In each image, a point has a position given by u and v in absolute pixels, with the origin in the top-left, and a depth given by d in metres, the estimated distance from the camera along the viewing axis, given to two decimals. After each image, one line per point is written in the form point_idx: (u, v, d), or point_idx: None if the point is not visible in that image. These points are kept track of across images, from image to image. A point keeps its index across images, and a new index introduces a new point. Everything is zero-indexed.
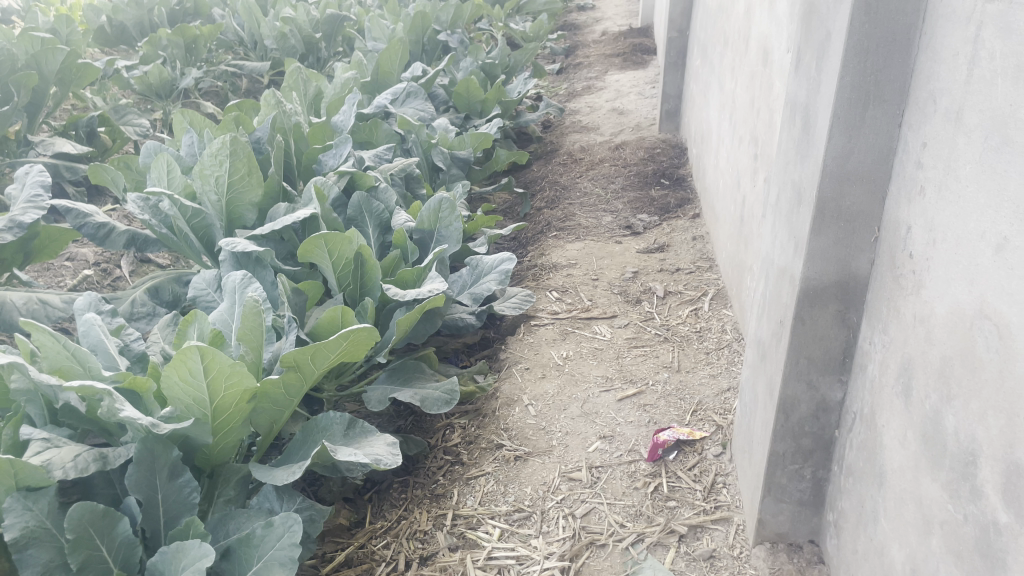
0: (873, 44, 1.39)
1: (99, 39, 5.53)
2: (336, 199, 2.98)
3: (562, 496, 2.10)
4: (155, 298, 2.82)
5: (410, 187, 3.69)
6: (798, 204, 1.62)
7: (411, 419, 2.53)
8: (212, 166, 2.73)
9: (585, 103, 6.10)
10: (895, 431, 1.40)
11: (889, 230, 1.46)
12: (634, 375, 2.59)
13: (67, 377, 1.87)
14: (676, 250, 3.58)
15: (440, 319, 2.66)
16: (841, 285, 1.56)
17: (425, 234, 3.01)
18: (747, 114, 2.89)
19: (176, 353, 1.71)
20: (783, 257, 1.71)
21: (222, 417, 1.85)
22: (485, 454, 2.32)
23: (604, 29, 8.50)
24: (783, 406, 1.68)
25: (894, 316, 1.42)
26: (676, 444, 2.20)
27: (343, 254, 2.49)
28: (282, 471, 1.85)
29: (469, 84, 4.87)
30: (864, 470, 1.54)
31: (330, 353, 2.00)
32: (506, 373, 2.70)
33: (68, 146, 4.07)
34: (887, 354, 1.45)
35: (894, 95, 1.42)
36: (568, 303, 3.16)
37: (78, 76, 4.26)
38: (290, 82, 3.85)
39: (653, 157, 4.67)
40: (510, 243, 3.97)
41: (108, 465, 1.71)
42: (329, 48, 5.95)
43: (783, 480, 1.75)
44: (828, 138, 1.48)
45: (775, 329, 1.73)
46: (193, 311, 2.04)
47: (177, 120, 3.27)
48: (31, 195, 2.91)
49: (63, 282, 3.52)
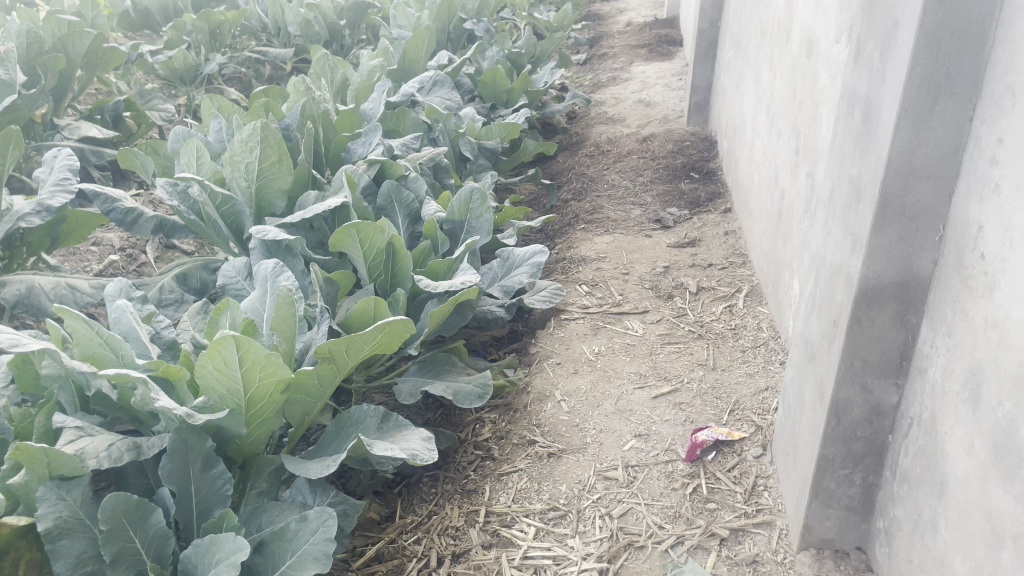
0: (946, 34, 1.33)
1: (124, 23, 5.52)
2: (366, 188, 2.94)
3: (598, 495, 2.06)
4: (183, 285, 2.79)
5: (438, 176, 3.64)
6: (857, 200, 1.56)
7: (440, 413, 2.49)
8: (242, 152, 2.69)
9: (611, 94, 6.03)
10: (961, 439, 1.34)
11: (956, 229, 1.41)
12: (669, 373, 2.54)
13: (99, 364, 1.84)
14: (708, 244, 3.52)
15: (471, 311, 2.61)
16: (901, 285, 1.50)
17: (455, 225, 2.97)
18: (787, 107, 2.83)
19: (211, 342, 1.68)
20: (838, 255, 1.65)
21: (255, 408, 1.81)
22: (517, 450, 2.28)
23: (629, 19, 8.41)
24: (835, 410, 1.62)
25: (961, 319, 1.37)
26: (715, 445, 2.14)
27: (375, 244, 2.45)
28: (316, 464, 1.81)
29: (496, 73, 4.81)
30: (921, 478, 1.48)
31: (365, 344, 1.96)
32: (536, 368, 2.65)
33: (94, 130, 4.05)
34: (952, 359, 1.39)
35: (966, 88, 1.36)
36: (598, 297, 3.11)
37: (104, 61, 4.25)
38: (318, 69, 3.81)
39: (682, 150, 4.60)
40: (537, 235, 3.92)
41: (142, 455, 1.68)
42: (353, 36, 5.91)
43: (831, 485, 1.69)
44: (894, 132, 1.41)
45: (827, 329, 1.68)
46: (226, 299, 2.01)
47: (205, 106, 3.24)
48: (59, 178, 2.88)
49: (88, 267, 3.50)
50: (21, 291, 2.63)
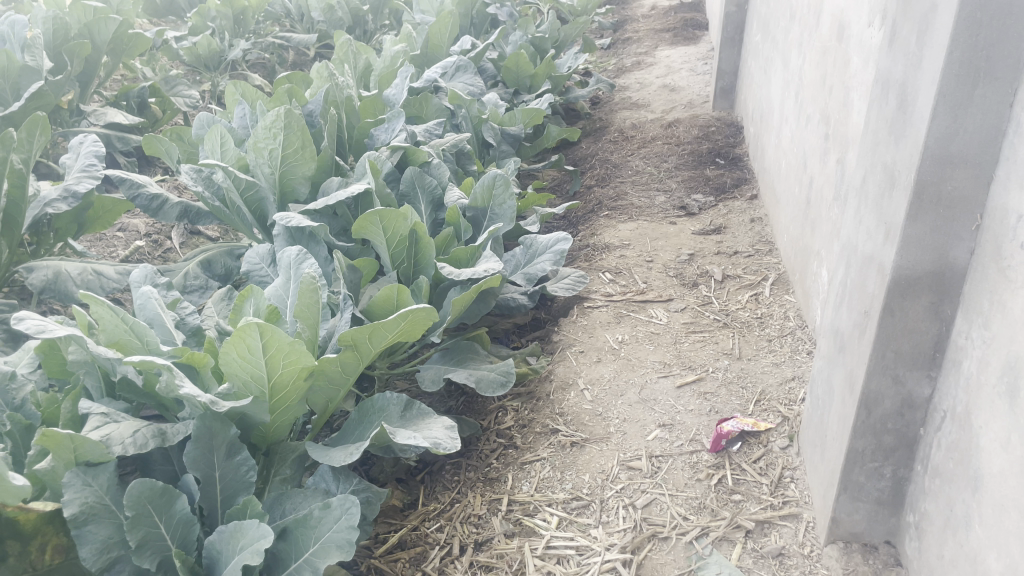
0: (987, 16, 1.29)
1: (149, 10, 5.57)
2: (388, 174, 2.93)
3: (622, 485, 2.04)
4: (207, 271, 2.80)
5: (461, 163, 3.62)
6: (891, 188, 1.52)
7: (462, 400, 2.49)
8: (265, 139, 2.69)
9: (635, 79, 5.97)
10: (996, 433, 1.31)
11: (994, 218, 1.37)
12: (693, 362, 2.51)
13: (125, 350, 1.86)
14: (733, 232, 3.47)
15: (494, 299, 2.59)
16: (936, 275, 1.47)
17: (478, 212, 2.95)
18: (816, 92, 2.77)
19: (235, 329, 1.68)
20: (869, 244, 1.61)
21: (279, 395, 1.82)
22: (540, 439, 2.27)
23: (653, 2, 8.31)
24: (866, 401, 1.59)
25: (999, 310, 1.33)
26: (740, 436, 2.12)
27: (398, 231, 2.44)
28: (339, 452, 1.81)
29: (519, 58, 4.78)
30: (955, 473, 1.45)
31: (388, 332, 1.95)
32: (559, 356, 2.63)
33: (120, 117, 4.09)
34: (989, 352, 1.35)
35: (1007, 71, 1.31)
36: (621, 285, 3.08)
37: (129, 47, 4.31)
38: (341, 54, 3.79)
39: (707, 136, 4.54)
40: (560, 222, 3.90)
41: (167, 442, 1.68)
42: (376, 21, 5.89)
43: (861, 479, 1.67)
44: (930, 118, 1.37)
45: (859, 319, 1.64)
46: (249, 286, 2.01)
47: (229, 92, 3.25)
48: (86, 164, 2.91)
49: (115, 253, 3.54)
50: (49, 277, 2.65)
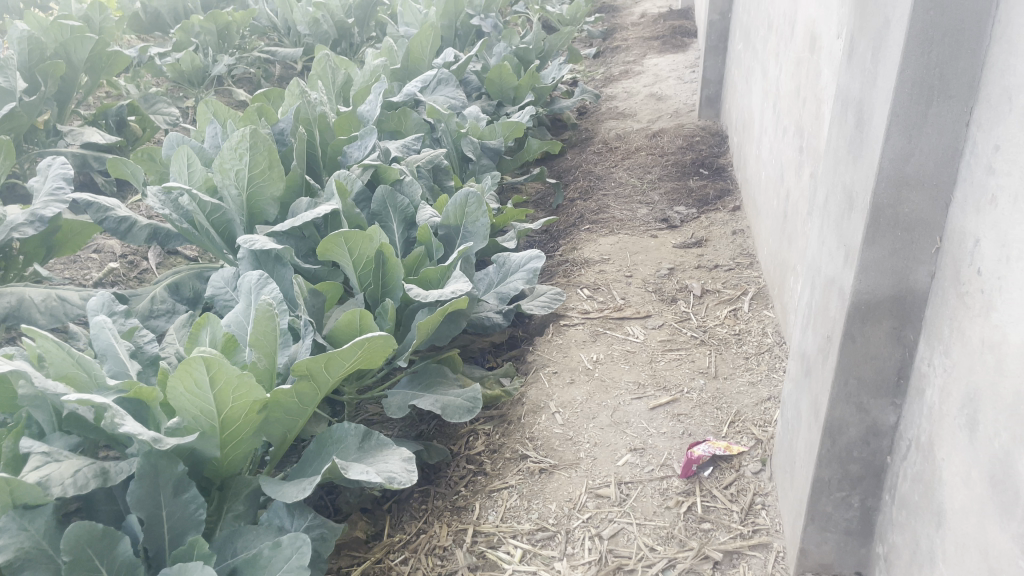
0: (939, 33, 1.24)
1: (133, 25, 5.55)
2: (359, 194, 2.88)
3: (588, 514, 1.98)
4: (175, 295, 2.74)
5: (438, 178, 3.56)
6: (850, 209, 1.47)
7: (434, 424, 2.44)
8: (232, 159, 2.64)
9: (623, 88, 5.93)
10: (958, 468, 1.25)
11: (953, 242, 1.31)
12: (668, 382, 2.46)
13: (74, 384, 1.81)
14: (714, 245, 3.42)
15: (465, 320, 2.54)
16: (897, 299, 1.41)
17: (451, 230, 2.89)
18: (791, 104, 2.72)
19: (181, 362, 1.64)
20: (831, 266, 1.56)
21: (230, 429, 1.76)
22: (509, 465, 2.21)
23: (643, 10, 8.28)
24: (830, 430, 1.54)
25: (958, 337, 1.27)
26: (711, 460, 2.07)
27: (364, 253, 2.39)
28: (292, 487, 1.75)
29: (502, 69, 4.73)
30: (921, 506, 1.39)
31: (345, 361, 1.89)
32: (532, 378, 2.58)
33: (97, 136, 4.04)
34: (949, 381, 1.30)
35: (962, 89, 1.26)
36: (599, 302, 3.03)
37: (109, 65, 4.28)
38: (318, 70, 3.74)
39: (692, 146, 4.49)
40: (542, 235, 3.84)
41: (109, 481, 1.63)
42: (363, 34, 5.83)
43: (828, 508, 1.61)
44: (884, 139, 1.32)
45: (822, 343, 1.59)
46: (206, 313, 1.96)
47: (200, 111, 3.20)
48: (53, 188, 2.86)
49: (88, 275, 3.49)
50: (11, 304, 2.60)
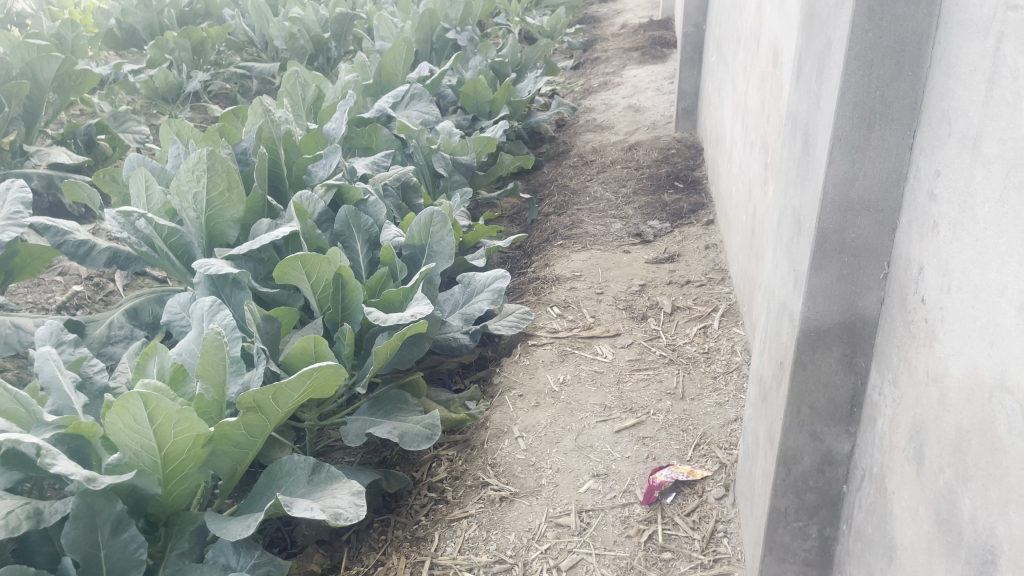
0: (878, 55, 1.20)
1: (108, 42, 5.48)
2: (322, 214, 2.83)
3: (548, 545, 1.94)
4: (134, 320, 2.68)
5: (407, 196, 3.52)
6: (799, 233, 1.43)
7: (396, 451, 2.39)
8: (189, 182, 2.56)
9: (601, 100, 5.90)
10: (906, 502, 1.21)
11: (900, 268, 1.27)
12: (635, 405, 2.41)
13: (14, 421, 1.77)
14: (687, 260, 3.38)
15: (428, 343, 2.49)
16: (846, 326, 1.38)
17: (416, 250, 2.83)
18: (758, 120, 2.69)
19: (118, 398, 1.58)
20: (783, 291, 1.52)
21: (173, 464, 1.71)
22: (470, 493, 2.16)
23: (624, 21, 8.27)
24: (785, 458, 1.50)
25: (905, 368, 1.23)
26: (674, 486, 2.03)
27: (322, 276, 2.34)
28: (237, 523, 1.70)
29: (477, 84, 4.64)
30: (873, 538, 1.35)
31: (293, 392, 1.84)
32: (497, 401, 2.53)
33: (64, 156, 3.96)
34: (898, 412, 1.26)
35: (904, 112, 1.23)
36: (569, 320, 2.98)
37: (78, 84, 4.20)
38: (287, 87, 3.65)
39: (667, 159, 4.46)
40: (515, 251, 3.80)
41: (43, 522, 1.58)
42: (340, 48, 5.66)
43: (785, 539, 1.57)
44: (828, 163, 1.29)
45: (776, 370, 1.55)
46: (153, 343, 1.89)
47: (163, 131, 3.12)
48: (11, 212, 2.79)
49: (51, 299, 3.42)
50: None
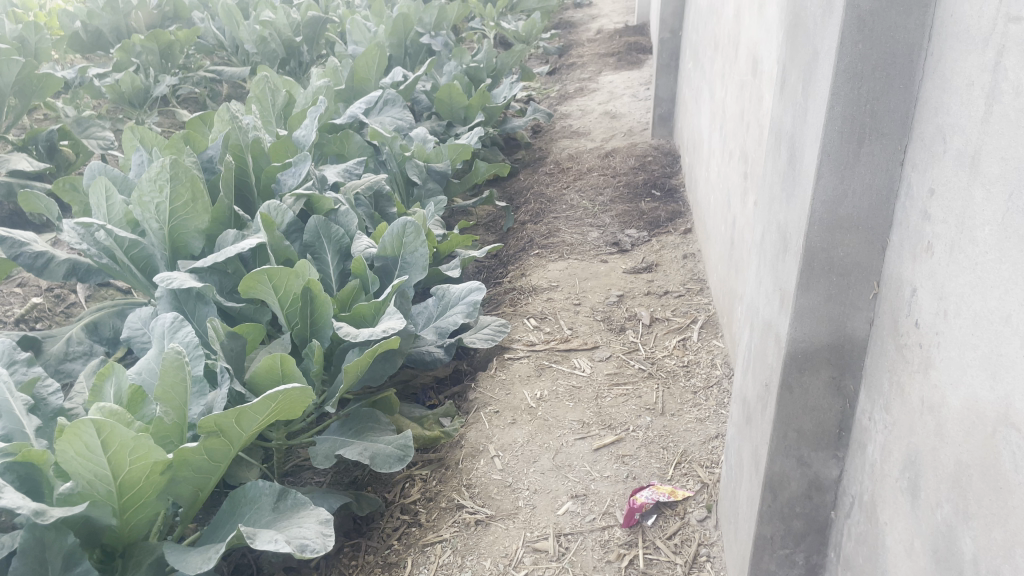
0: (868, 67, 1.15)
1: (73, 45, 5.31)
2: (291, 224, 2.73)
3: (525, 572, 1.87)
4: (93, 335, 2.57)
5: (380, 205, 3.43)
6: (784, 251, 1.38)
7: (367, 471, 2.31)
8: (151, 192, 2.45)
9: (577, 106, 5.85)
10: (900, 535, 1.15)
11: (891, 288, 1.22)
12: (613, 421, 2.35)
13: None
14: (665, 270, 3.33)
15: (400, 358, 2.41)
16: (835, 348, 1.32)
17: (389, 261, 2.75)
18: (737, 128, 2.64)
19: (69, 425, 1.48)
20: (768, 309, 1.47)
21: (130, 493, 1.62)
22: (444, 515, 2.08)
23: (599, 27, 8.24)
24: (771, 484, 1.44)
25: (898, 394, 1.18)
26: (655, 507, 1.98)
27: (290, 290, 2.25)
28: (197, 554, 1.61)
29: (452, 89, 4.54)
30: (864, 569, 1.30)
31: (257, 415, 1.75)
32: (473, 418, 2.46)
33: (24, 162, 3.80)
34: (890, 440, 1.20)
35: (894, 127, 1.18)
36: (546, 332, 2.91)
37: (40, 87, 4.04)
38: (256, 92, 3.54)
39: (644, 166, 4.41)
40: (490, 261, 3.72)
41: None
42: (312, 52, 5.55)
43: (771, 567, 1.51)
44: (816, 179, 1.23)
45: (761, 392, 1.49)
46: (110, 362, 1.78)
47: (126, 137, 2.99)
48: None
49: (10, 311, 3.30)
50: None
